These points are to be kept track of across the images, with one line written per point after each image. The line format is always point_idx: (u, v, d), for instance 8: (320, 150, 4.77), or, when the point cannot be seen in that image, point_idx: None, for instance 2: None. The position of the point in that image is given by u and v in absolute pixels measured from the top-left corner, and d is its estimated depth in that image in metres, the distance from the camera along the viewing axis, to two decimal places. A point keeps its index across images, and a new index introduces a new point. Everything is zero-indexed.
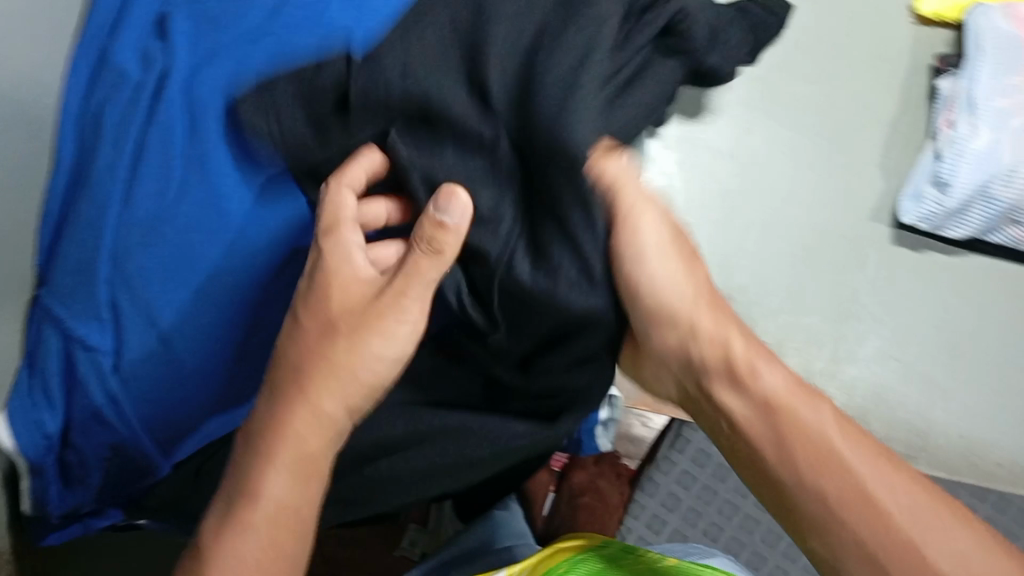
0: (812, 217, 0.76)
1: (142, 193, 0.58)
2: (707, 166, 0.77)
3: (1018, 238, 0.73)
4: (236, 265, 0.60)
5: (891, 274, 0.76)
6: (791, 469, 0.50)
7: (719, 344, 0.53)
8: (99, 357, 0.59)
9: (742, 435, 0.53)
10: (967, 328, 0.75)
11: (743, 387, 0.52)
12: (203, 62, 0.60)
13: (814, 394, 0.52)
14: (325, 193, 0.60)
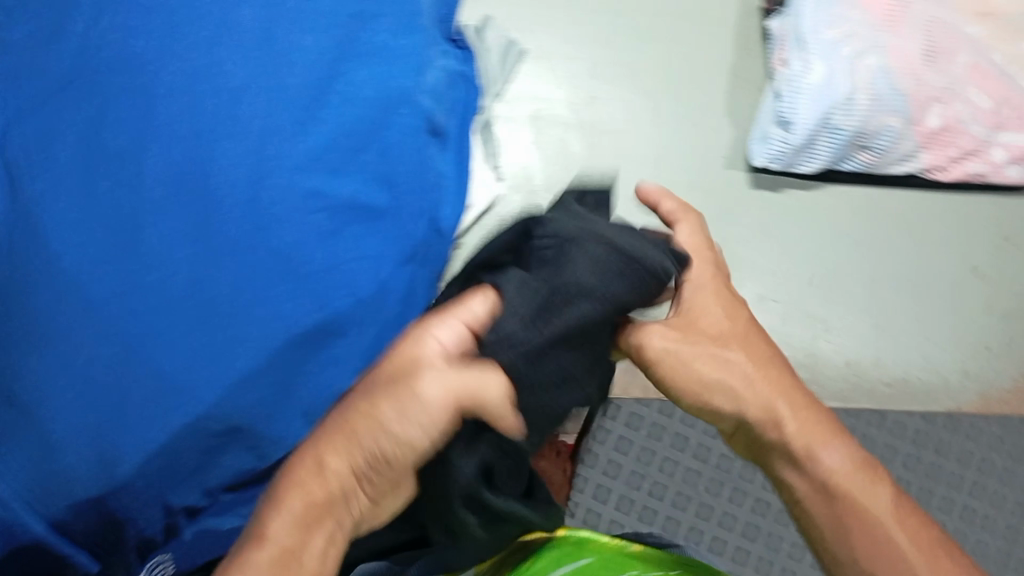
0: (670, 176, 0.86)
1: (102, 272, 0.58)
2: (561, 142, 0.84)
3: (867, 163, 0.84)
4: (247, 321, 0.61)
5: (753, 217, 0.85)
6: (832, 526, 0.60)
7: (770, 411, 0.62)
8: (99, 441, 0.58)
9: (804, 508, 0.61)
10: (837, 259, 0.86)
11: (802, 466, 0.61)
12: (104, 116, 0.60)
13: (871, 472, 0.61)
14: (311, 228, 0.63)
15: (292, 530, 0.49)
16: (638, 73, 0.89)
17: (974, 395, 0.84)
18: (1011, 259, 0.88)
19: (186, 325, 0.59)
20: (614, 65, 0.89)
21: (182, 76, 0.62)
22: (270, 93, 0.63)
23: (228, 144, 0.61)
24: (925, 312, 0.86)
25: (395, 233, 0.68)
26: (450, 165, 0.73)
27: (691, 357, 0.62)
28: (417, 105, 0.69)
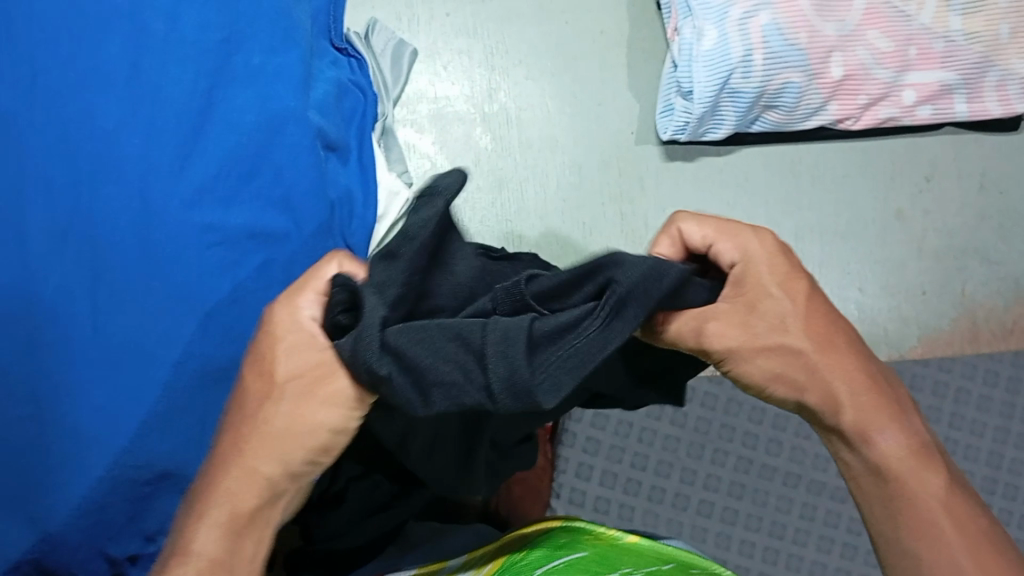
0: (579, 158, 0.86)
1: (39, 335, 0.58)
2: (464, 139, 0.86)
3: (777, 121, 0.84)
4: (180, 370, 0.61)
5: (668, 188, 0.86)
6: (876, 517, 0.48)
7: (830, 397, 0.48)
8: (56, 505, 0.57)
9: (858, 490, 0.49)
10: (758, 218, 0.86)
11: (855, 447, 0.48)
12: (20, 178, 0.59)
13: (931, 459, 0.48)
14: (224, 266, 0.63)
15: (222, 541, 0.44)
16: (539, 55, 0.88)
17: (916, 341, 0.86)
18: (935, 196, 0.89)
19: (94, 377, 0.58)
20: (511, 50, 0.88)
21: (51, 130, 0.60)
22: (146, 132, 0.62)
23: (111, 191, 0.60)
24: (854, 258, 0.87)
25: (302, 253, 0.67)
26: (354, 176, 0.76)
27: (755, 352, 0.48)
28: (306, 121, 0.70)
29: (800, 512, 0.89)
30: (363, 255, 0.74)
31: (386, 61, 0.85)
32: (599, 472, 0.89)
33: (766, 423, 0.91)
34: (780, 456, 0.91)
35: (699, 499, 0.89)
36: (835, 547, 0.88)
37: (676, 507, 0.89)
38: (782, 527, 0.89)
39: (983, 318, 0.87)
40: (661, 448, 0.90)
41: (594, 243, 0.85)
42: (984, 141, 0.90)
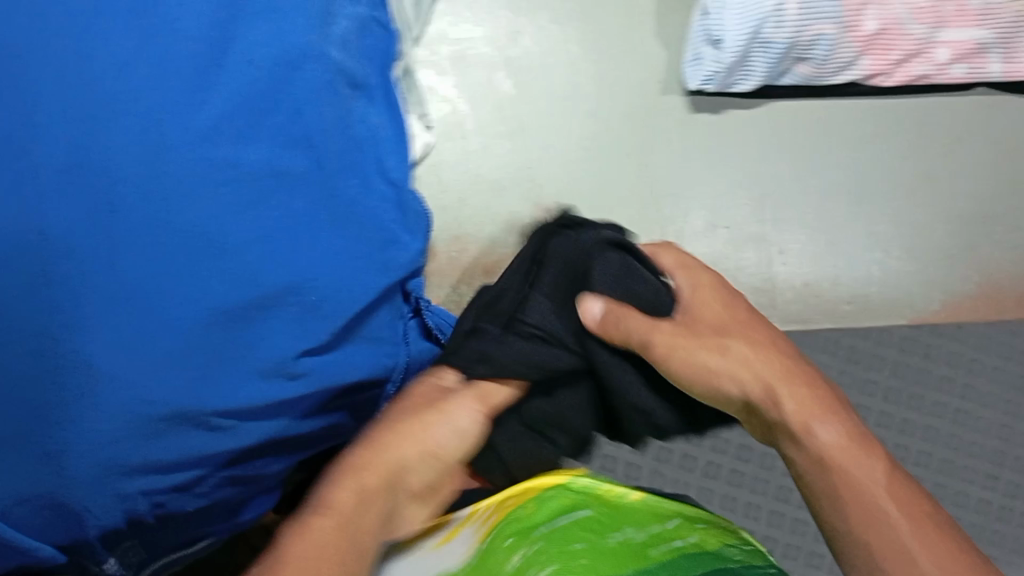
0: (602, 109, 0.85)
1: (61, 266, 0.57)
2: (485, 84, 0.85)
3: (807, 74, 0.83)
4: (208, 306, 0.60)
5: (694, 140, 0.85)
6: (840, 512, 0.56)
7: (768, 386, 0.63)
8: (85, 437, 0.58)
9: (805, 484, 0.59)
10: (780, 176, 0.85)
11: (801, 441, 0.60)
12: (43, 105, 0.58)
13: (867, 446, 0.58)
14: (249, 202, 0.62)
15: None
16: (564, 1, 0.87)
17: (938, 306, 0.86)
18: (963, 157, 0.87)
19: (107, 312, 0.58)
20: None
21: (67, 61, 0.59)
22: (164, 65, 0.61)
23: (127, 125, 0.60)
24: (879, 220, 0.85)
25: (322, 194, 0.67)
26: (384, 116, 0.76)
27: (694, 348, 0.65)
28: (326, 59, 0.68)
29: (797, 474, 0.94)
30: (404, 187, 0.75)
31: None
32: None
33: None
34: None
35: (705, 459, 0.93)
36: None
37: (683, 466, 0.93)
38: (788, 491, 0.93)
39: (1006, 286, 0.86)
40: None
41: (608, 197, 0.84)
42: (1016, 104, 0.88)
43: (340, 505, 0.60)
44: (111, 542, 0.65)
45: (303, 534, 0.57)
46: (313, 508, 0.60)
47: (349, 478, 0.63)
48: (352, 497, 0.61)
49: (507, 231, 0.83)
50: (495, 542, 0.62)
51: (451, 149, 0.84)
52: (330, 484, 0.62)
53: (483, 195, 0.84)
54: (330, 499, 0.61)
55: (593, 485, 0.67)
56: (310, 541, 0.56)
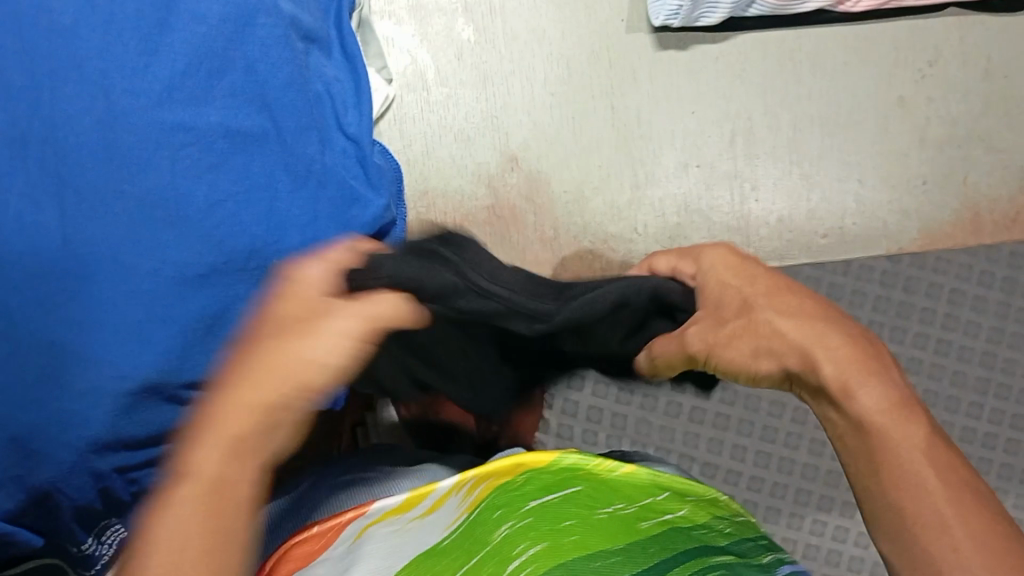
0: (567, 51, 0.83)
1: (16, 246, 0.55)
2: (444, 30, 0.83)
3: (772, 6, 0.81)
4: (176, 278, 0.59)
5: (662, 78, 0.84)
6: (876, 484, 0.46)
7: (807, 350, 0.48)
8: (57, 422, 0.57)
9: (840, 443, 0.48)
10: (754, 113, 0.84)
11: (839, 406, 0.47)
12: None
13: (909, 411, 0.46)
14: (213, 164, 0.60)
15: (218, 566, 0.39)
16: None
17: (916, 235, 0.86)
18: (940, 82, 0.86)
19: (69, 290, 0.56)
20: None
21: (4, 25, 0.56)
22: (105, 26, 0.58)
23: (72, 90, 0.57)
24: (855, 150, 0.85)
25: (281, 155, 0.64)
26: (341, 70, 0.73)
27: (777, 315, 0.50)
28: (278, 12, 0.65)
29: (791, 416, 0.93)
30: (365, 142, 0.72)
31: None
32: (591, 383, 0.92)
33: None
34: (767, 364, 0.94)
35: (692, 407, 0.92)
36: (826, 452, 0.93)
37: (688, 440, 0.92)
38: (773, 431, 0.93)
39: (985, 209, 0.86)
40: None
41: (585, 141, 0.83)
42: (989, 23, 0.86)
43: (223, 470, 0.41)
44: (87, 522, 0.65)
45: (169, 512, 0.40)
46: (176, 473, 0.42)
47: (229, 436, 0.42)
48: (228, 452, 0.42)
49: (476, 183, 0.82)
50: (478, 516, 0.54)
51: (413, 101, 0.82)
52: (195, 446, 0.42)
53: (451, 146, 0.82)
54: (191, 462, 0.41)
55: (580, 461, 0.60)
56: (174, 525, 0.40)
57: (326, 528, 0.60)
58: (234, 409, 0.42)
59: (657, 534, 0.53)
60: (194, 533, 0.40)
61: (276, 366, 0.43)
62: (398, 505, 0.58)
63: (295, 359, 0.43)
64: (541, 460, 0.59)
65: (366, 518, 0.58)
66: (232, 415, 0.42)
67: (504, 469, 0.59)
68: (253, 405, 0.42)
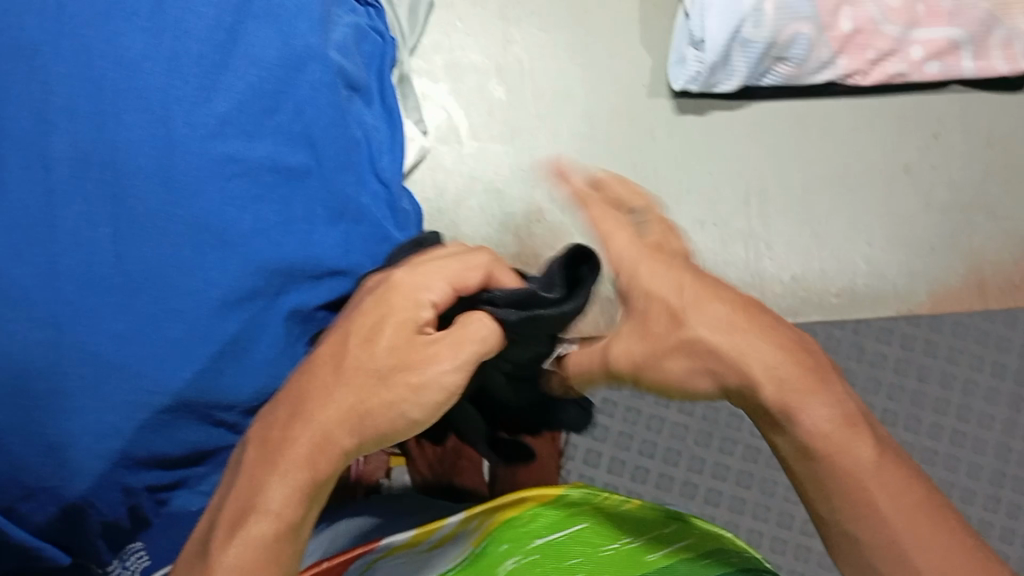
0: (591, 112, 0.91)
1: (69, 259, 0.59)
2: (476, 86, 0.91)
3: (787, 75, 0.89)
4: (205, 303, 0.62)
5: (679, 140, 0.91)
6: (828, 509, 0.52)
7: (743, 373, 0.53)
8: (94, 429, 0.59)
9: (787, 465, 0.54)
10: (766, 173, 0.91)
11: (786, 428, 0.53)
12: (50, 103, 0.61)
13: (859, 426, 0.52)
14: (261, 193, 0.65)
15: (285, 501, 0.52)
16: (551, 9, 0.93)
17: (925, 298, 0.90)
18: (941, 153, 0.93)
19: (111, 305, 0.60)
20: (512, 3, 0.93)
21: (75, 55, 0.61)
22: (169, 63, 0.64)
23: (133, 118, 0.62)
24: (863, 215, 0.91)
25: (321, 190, 0.69)
26: (379, 118, 0.79)
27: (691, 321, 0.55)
28: (327, 61, 0.71)
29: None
30: (395, 186, 0.77)
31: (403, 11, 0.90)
32: (607, 460, 0.94)
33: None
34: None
35: (708, 486, 0.94)
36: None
37: (707, 501, 0.94)
38: (791, 518, 0.93)
39: (990, 273, 0.91)
40: (670, 435, 0.95)
41: (605, 196, 0.89)
42: (989, 99, 0.94)
43: (290, 509, 0.51)
44: (114, 540, 0.66)
45: (240, 544, 0.50)
46: (238, 512, 0.51)
47: (294, 461, 0.53)
48: (295, 489, 0.52)
49: (503, 232, 0.87)
50: (484, 546, 0.59)
51: (448, 154, 0.89)
52: (272, 476, 0.52)
53: (479, 196, 0.88)
54: (270, 499, 0.51)
55: (588, 493, 0.59)
56: (246, 556, 0.50)
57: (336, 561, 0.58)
58: (308, 441, 0.53)
59: None
60: (259, 564, 0.50)
61: (307, 412, 0.54)
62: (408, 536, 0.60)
63: (332, 408, 0.54)
64: (547, 495, 0.59)
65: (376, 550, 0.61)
66: (304, 440, 0.53)
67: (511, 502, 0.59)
68: (316, 437, 0.53)
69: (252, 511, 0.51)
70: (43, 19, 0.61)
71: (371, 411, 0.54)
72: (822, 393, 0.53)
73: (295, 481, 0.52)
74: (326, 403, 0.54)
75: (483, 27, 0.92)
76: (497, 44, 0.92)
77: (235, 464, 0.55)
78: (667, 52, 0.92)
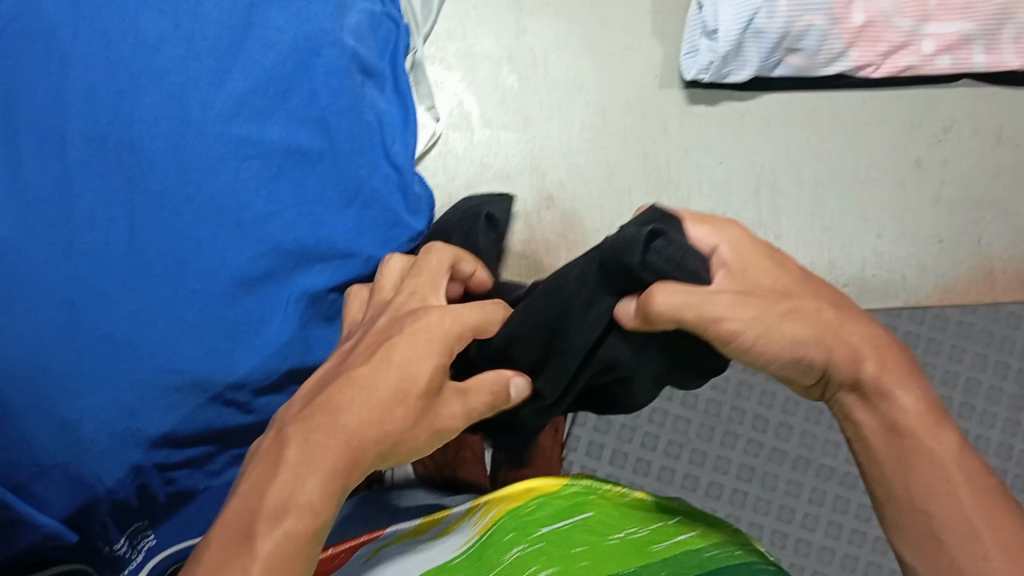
0: (604, 101, 0.91)
1: (86, 238, 0.60)
2: (488, 75, 0.91)
3: (799, 66, 0.90)
4: (220, 284, 0.63)
5: (691, 131, 0.91)
6: (901, 485, 0.52)
7: (852, 353, 0.53)
8: (108, 408, 0.59)
9: (866, 446, 0.54)
10: (777, 165, 0.91)
11: (873, 405, 0.54)
12: (70, 82, 0.61)
13: (943, 418, 0.53)
14: (277, 175, 0.66)
15: (323, 494, 0.46)
16: None
17: (932, 289, 0.91)
18: (952, 148, 0.93)
19: (126, 284, 0.60)
20: None
21: (95, 37, 0.62)
22: (188, 45, 0.64)
23: (152, 99, 0.62)
24: (873, 206, 0.91)
25: (335, 173, 0.69)
26: (393, 105, 0.78)
27: (785, 319, 0.51)
28: (342, 45, 0.71)
29: (809, 497, 0.94)
30: (408, 170, 0.75)
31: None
32: (608, 452, 0.95)
33: (777, 407, 0.96)
34: (789, 441, 0.95)
35: (708, 479, 0.94)
36: (867, 542, 0.93)
37: (707, 494, 0.94)
38: (791, 512, 0.94)
39: (999, 267, 0.92)
40: (671, 429, 0.95)
41: (618, 185, 0.90)
42: (1000, 95, 0.94)
43: (329, 506, 0.46)
44: (121, 520, 0.65)
45: (272, 539, 0.44)
46: (275, 504, 0.45)
47: (332, 461, 0.47)
48: (331, 491, 0.47)
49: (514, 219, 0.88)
50: (490, 534, 0.57)
51: (460, 140, 0.90)
52: (303, 472, 0.46)
53: (491, 182, 0.89)
54: (304, 493, 0.46)
55: (591, 486, 0.60)
56: (277, 551, 0.44)
57: (339, 549, 0.59)
58: (340, 448, 0.47)
59: (670, 555, 0.54)
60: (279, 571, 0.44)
61: (340, 412, 0.49)
62: (410, 528, 0.61)
63: (361, 421, 0.48)
64: (551, 484, 0.59)
65: (380, 540, 0.60)
66: (337, 446, 0.47)
67: (517, 491, 0.60)
68: (354, 449, 0.48)
69: (286, 503, 0.45)
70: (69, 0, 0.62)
71: (410, 438, 0.50)
72: (912, 377, 0.54)
73: (334, 483, 0.47)
74: (361, 412, 0.49)
75: (495, 15, 0.93)
76: (510, 32, 0.92)
77: (250, 461, 0.49)
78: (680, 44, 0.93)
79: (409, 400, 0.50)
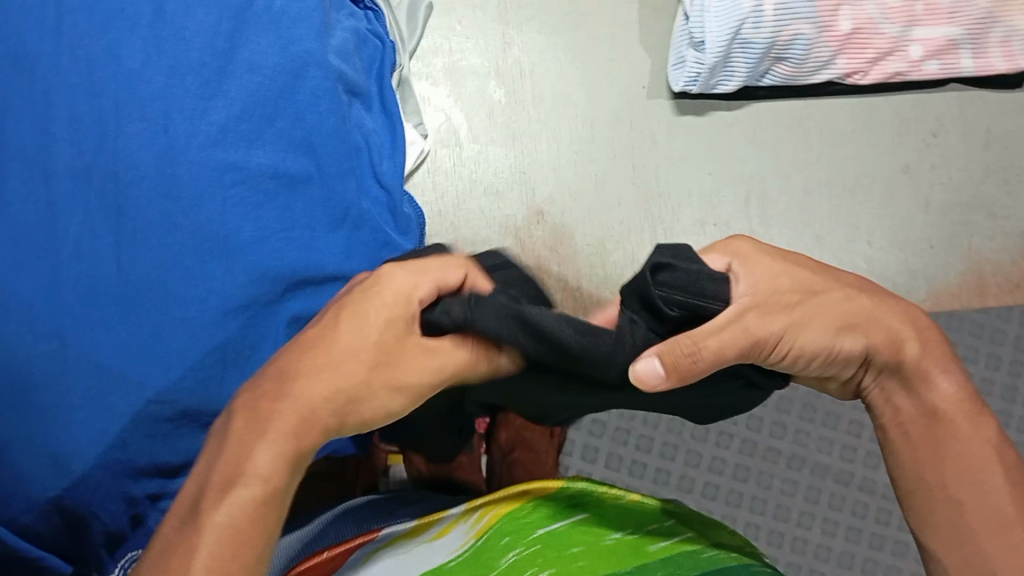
0: (592, 113, 0.91)
1: (74, 269, 0.59)
2: (474, 90, 0.91)
3: (787, 74, 0.90)
4: (208, 312, 0.61)
5: (679, 141, 0.91)
6: (936, 479, 0.52)
7: (891, 339, 0.52)
8: (99, 440, 0.58)
9: (903, 432, 0.54)
10: (766, 174, 0.91)
11: (913, 391, 0.53)
12: (50, 114, 0.61)
13: (981, 406, 0.53)
14: (265, 201, 0.65)
15: (282, 468, 0.43)
16: (550, 11, 0.93)
17: (926, 295, 0.90)
18: (940, 152, 0.94)
19: (113, 314, 0.59)
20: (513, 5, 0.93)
21: (75, 64, 0.61)
22: (171, 71, 0.64)
23: (135, 127, 0.61)
24: (865, 213, 0.92)
25: (323, 197, 0.68)
26: (379, 122, 0.79)
27: (813, 312, 0.51)
28: (326, 67, 0.70)
29: (804, 495, 0.94)
30: (396, 191, 0.76)
31: (401, 15, 0.90)
32: (604, 455, 0.94)
33: (771, 406, 0.96)
34: (784, 439, 0.95)
35: (704, 480, 0.94)
36: (863, 538, 0.93)
37: (704, 495, 0.93)
38: (787, 510, 0.93)
39: (990, 272, 0.92)
40: (666, 430, 0.95)
41: (607, 198, 0.89)
42: (988, 98, 0.95)
43: (280, 475, 0.43)
44: (115, 551, 0.65)
45: (224, 510, 0.41)
46: (225, 476, 0.42)
47: (285, 425, 0.44)
48: (284, 457, 0.44)
49: (504, 235, 0.87)
50: (487, 539, 0.56)
51: (448, 156, 0.89)
52: (255, 438, 0.44)
53: (480, 199, 0.88)
54: (256, 465, 0.43)
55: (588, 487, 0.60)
56: (234, 522, 0.41)
57: (336, 551, 0.57)
58: (294, 412, 0.45)
59: (668, 555, 0.54)
60: (241, 533, 0.41)
61: (293, 384, 0.46)
62: (408, 528, 0.57)
63: (321, 384, 0.46)
64: (550, 485, 0.59)
65: (377, 542, 0.57)
66: (289, 412, 0.45)
67: (515, 494, 0.59)
68: (305, 411, 0.45)
69: (238, 478, 0.42)
70: (48, 30, 0.62)
71: (366, 395, 0.47)
72: (951, 365, 0.54)
73: (290, 459, 0.44)
74: (309, 387, 0.46)
75: (481, 29, 0.92)
76: (496, 46, 0.92)
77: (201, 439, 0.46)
78: (666, 54, 0.92)
79: (361, 354, 0.47)
